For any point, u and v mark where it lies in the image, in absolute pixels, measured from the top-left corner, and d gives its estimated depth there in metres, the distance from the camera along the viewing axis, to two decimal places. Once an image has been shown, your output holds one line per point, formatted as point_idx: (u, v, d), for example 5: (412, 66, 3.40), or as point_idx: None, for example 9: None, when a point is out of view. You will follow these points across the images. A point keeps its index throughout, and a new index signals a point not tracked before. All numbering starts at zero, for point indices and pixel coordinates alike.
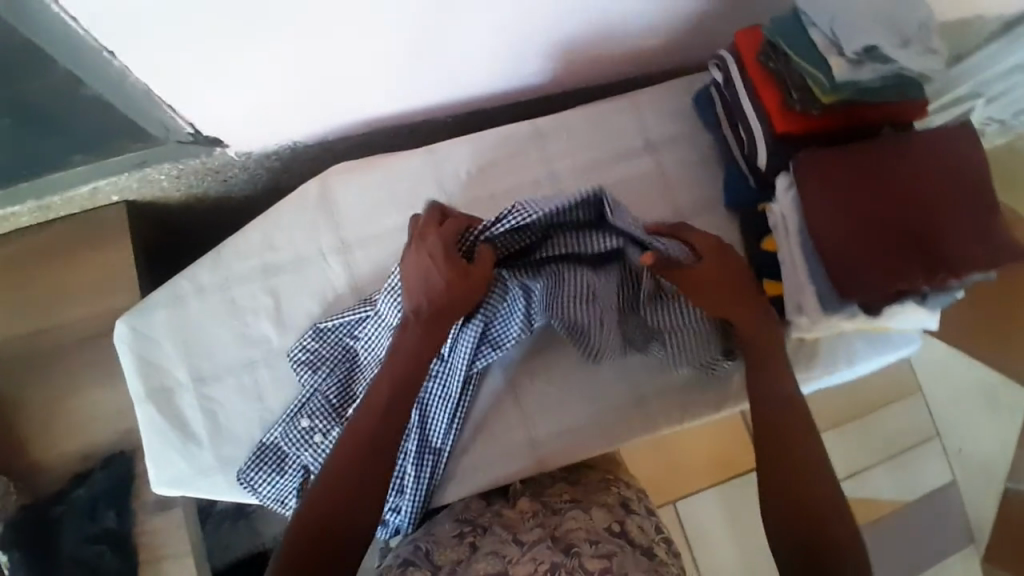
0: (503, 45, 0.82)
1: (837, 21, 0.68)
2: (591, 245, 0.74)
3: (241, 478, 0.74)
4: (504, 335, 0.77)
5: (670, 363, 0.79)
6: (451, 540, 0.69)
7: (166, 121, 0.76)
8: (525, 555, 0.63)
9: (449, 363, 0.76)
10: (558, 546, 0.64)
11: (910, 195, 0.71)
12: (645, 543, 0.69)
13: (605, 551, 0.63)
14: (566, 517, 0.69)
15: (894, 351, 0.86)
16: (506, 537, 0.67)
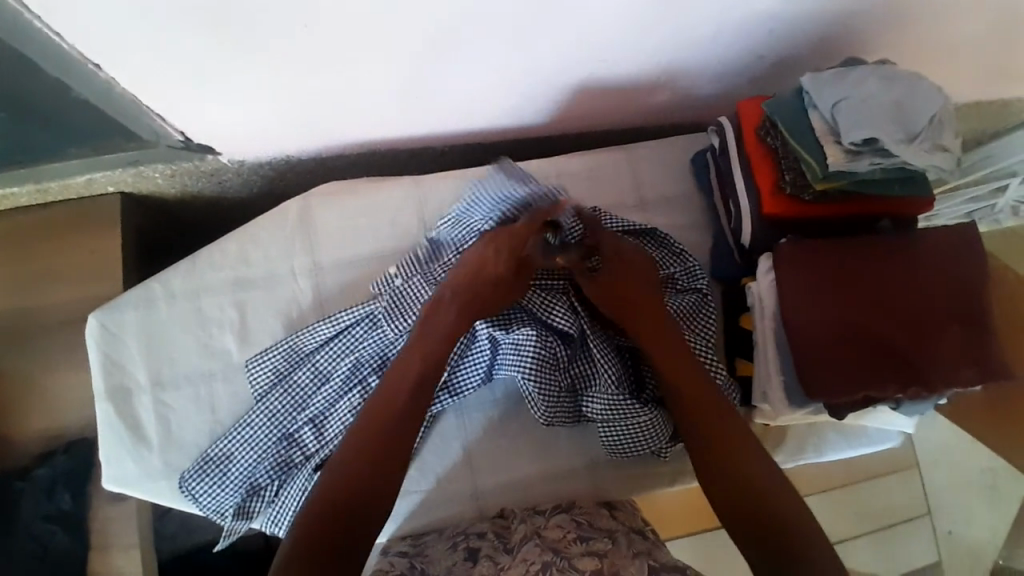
0: (501, 85, 0.81)
1: (838, 108, 0.66)
2: (551, 313, 0.75)
3: (183, 486, 0.74)
4: (464, 382, 0.78)
5: (621, 447, 0.78)
6: (445, 546, 0.73)
7: (156, 129, 0.77)
8: (517, 559, 0.68)
9: None
10: (547, 546, 0.69)
11: (896, 296, 0.68)
12: (637, 521, 0.76)
13: (595, 550, 0.68)
14: (552, 522, 0.73)
15: (866, 445, 0.82)
16: (498, 544, 0.72)
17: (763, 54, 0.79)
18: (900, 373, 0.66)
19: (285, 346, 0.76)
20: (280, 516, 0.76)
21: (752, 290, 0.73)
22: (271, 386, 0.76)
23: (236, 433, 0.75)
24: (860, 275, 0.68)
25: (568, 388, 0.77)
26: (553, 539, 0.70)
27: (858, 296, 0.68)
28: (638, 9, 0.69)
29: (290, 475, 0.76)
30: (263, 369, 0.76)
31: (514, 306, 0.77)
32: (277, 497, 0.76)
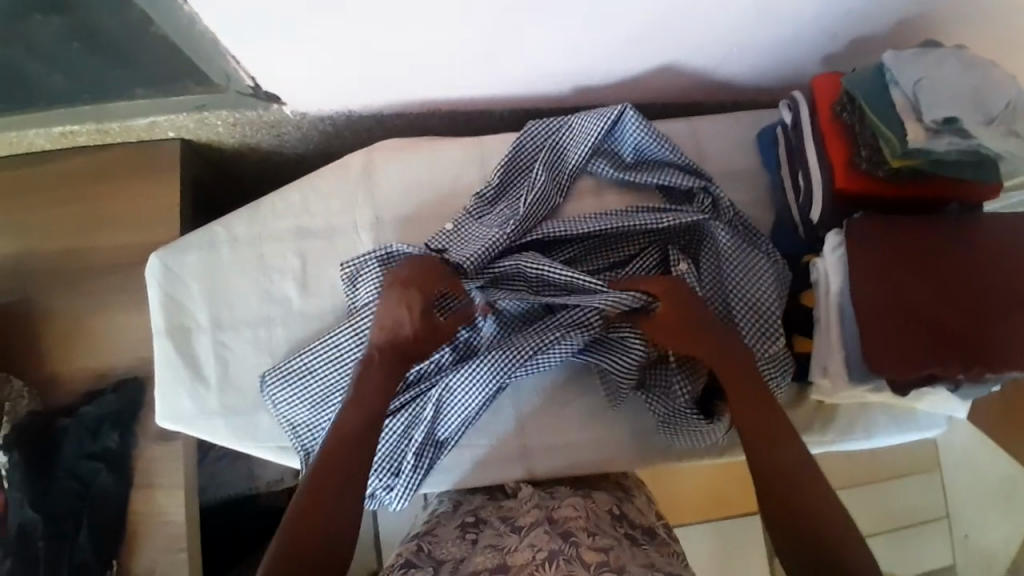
0: (572, 54, 0.81)
1: (921, 85, 0.65)
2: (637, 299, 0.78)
3: (264, 388, 0.75)
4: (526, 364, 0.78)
5: (670, 436, 0.78)
6: (453, 536, 0.70)
7: (230, 71, 0.77)
8: (524, 542, 0.65)
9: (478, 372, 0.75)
10: (557, 531, 0.65)
11: (967, 277, 0.67)
12: (645, 524, 0.75)
13: (603, 543, 0.64)
14: (564, 504, 0.71)
15: (916, 431, 0.82)
16: (504, 527, 0.69)
17: (839, 33, 0.78)
18: (966, 352, 0.66)
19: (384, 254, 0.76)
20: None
21: (818, 266, 0.74)
22: (368, 305, 0.75)
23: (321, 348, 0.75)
24: (931, 253, 0.68)
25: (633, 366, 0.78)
26: (564, 521, 0.67)
27: (927, 275, 0.68)
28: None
29: None
30: (355, 285, 0.76)
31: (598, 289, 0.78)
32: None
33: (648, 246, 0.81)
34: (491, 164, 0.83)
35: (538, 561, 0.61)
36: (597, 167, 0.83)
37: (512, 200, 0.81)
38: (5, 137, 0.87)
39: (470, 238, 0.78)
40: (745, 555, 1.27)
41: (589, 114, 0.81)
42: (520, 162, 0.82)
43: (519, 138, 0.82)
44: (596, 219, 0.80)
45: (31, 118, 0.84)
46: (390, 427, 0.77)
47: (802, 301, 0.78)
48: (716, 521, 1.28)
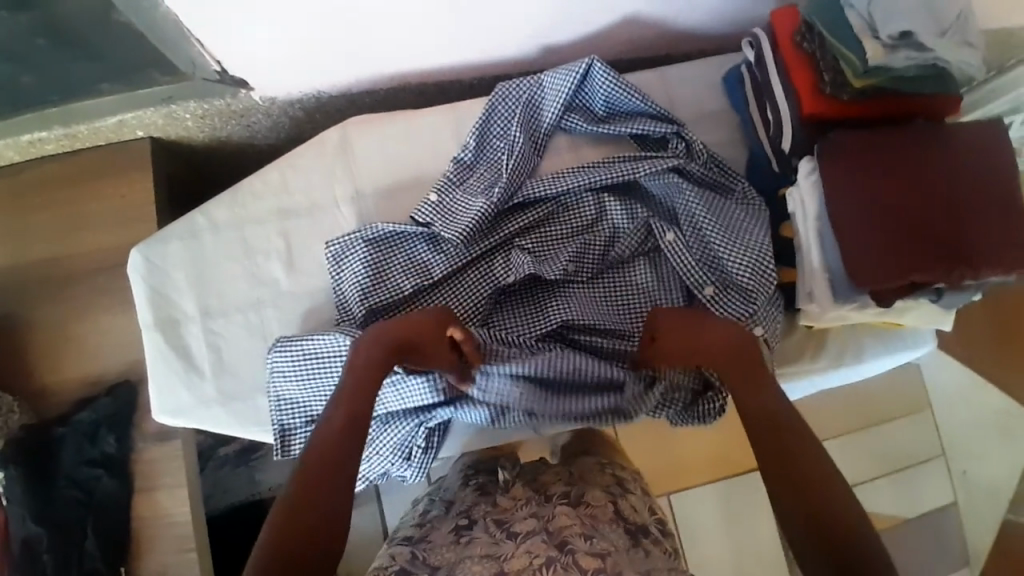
0: (535, 15, 0.82)
1: (875, 3, 0.68)
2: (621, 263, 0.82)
3: (274, 362, 0.74)
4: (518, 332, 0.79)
5: (675, 420, 0.80)
6: (446, 541, 0.67)
7: (195, 57, 0.76)
8: (521, 548, 0.61)
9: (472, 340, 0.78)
10: (554, 541, 0.62)
11: (937, 186, 0.70)
12: (639, 519, 0.72)
13: (600, 548, 0.61)
14: (558, 510, 0.67)
15: (903, 351, 0.84)
16: (498, 534, 0.65)
17: None
18: (944, 256, 0.68)
19: (368, 232, 0.78)
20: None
21: (795, 195, 0.76)
22: (357, 291, 0.77)
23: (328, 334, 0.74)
24: (901, 166, 0.70)
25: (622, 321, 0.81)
26: (561, 527, 0.64)
27: (899, 189, 0.70)
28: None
29: None
30: (340, 266, 0.77)
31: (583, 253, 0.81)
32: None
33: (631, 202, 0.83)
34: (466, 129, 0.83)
35: (536, 566, 0.58)
36: (570, 122, 0.84)
37: (491, 165, 0.82)
38: None
39: (455, 207, 0.79)
40: (751, 508, 1.29)
41: (558, 70, 0.82)
42: (495, 125, 0.82)
43: (492, 100, 0.82)
44: (575, 172, 0.81)
45: None
46: (409, 419, 0.76)
47: (781, 232, 0.80)
48: (719, 480, 1.29)
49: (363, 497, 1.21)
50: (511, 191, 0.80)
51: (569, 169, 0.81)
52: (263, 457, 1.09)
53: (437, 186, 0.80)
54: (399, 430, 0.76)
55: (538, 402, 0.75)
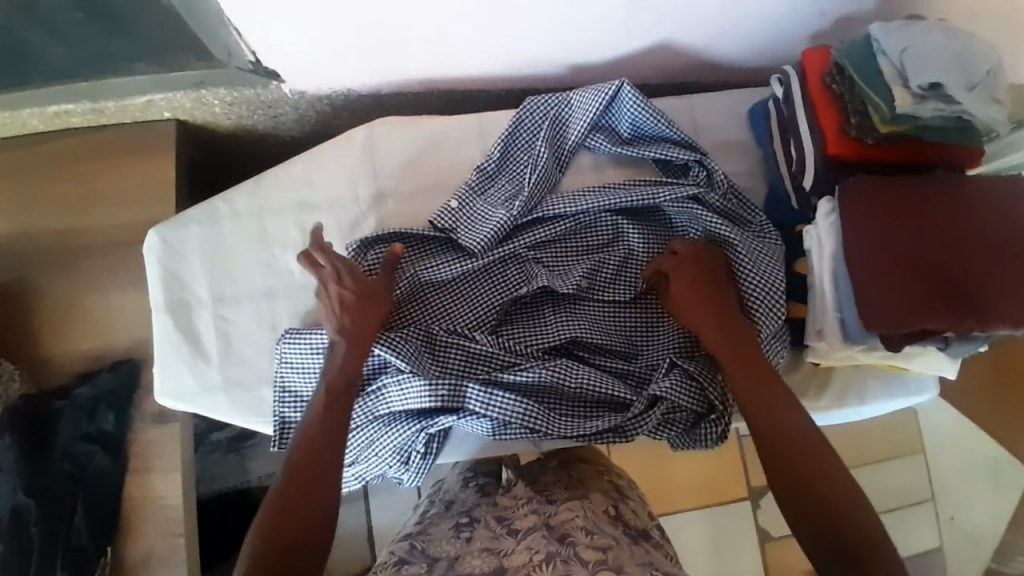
0: (569, 33, 0.83)
1: (908, 53, 0.69)
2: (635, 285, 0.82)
3: (281, 349, 0.75)
4: (526, 344, 0.79)
5: (674, 441, 0.80)
6: (446, 537, 0.68)
7: (232, 46, 0.77)
8: (521, 544, 0.63)
9: (480, 351, 0.78)
10: (553, 535, 0.64)
11: (953, 236, 0.70)
12: (639, 525, 0.74)
13: (601, 543, 0.63)
14: (561, 508, 0.69)
15: (906, 396, 0.84)
16: (501, 529, 0.67)
17: (823, 11, 0.82)
18: (955, 306, 0.68)
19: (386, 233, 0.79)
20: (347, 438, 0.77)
21: (812, 232, 0.76)
22: None
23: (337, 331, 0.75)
24: (919, 214, 0.71)
25: (631, 345, 0.81)
26: (561, 525, 0.65)
27: (915, 235, 0.70)
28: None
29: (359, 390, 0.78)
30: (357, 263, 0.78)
31: (598, 275, 0.81)
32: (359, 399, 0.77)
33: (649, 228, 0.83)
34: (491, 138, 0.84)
35: (536, 562, 0.60)
36: (595, 142, 0.85)
37: (513, 177, 0.83)
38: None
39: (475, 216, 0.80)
40: (736, 537, 1.29)
41: (587, 90, 0.83)
42: (520, 138, 0.83)
43: (519, 113, 0.83)
44: (596, 192, 0.81)
45: (25, 97, 0.84)
46: (409, 421, 0.76)
47: (795, 268, 0.80)
48: (707, 508, 1.30)
49: (350, 495, 1.21)
50: (531, 204, 0.81)
51: (592, 190, 0.81)
52: (255, 445, 1.08)
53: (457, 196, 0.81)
54: (400, 432, 0.76)
55: (538, 415, 0.75)
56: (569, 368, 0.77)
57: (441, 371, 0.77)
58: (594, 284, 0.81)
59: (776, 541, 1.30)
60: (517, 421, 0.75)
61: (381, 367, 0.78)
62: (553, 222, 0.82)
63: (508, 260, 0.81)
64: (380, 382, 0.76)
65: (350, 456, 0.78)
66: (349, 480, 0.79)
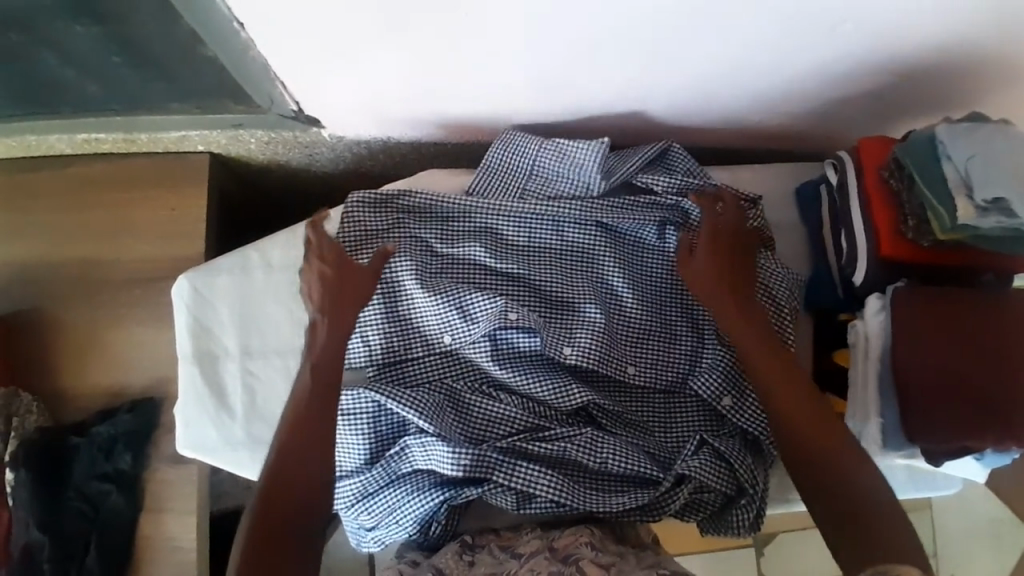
0: (620, 98, 0.81)
1: (973, 162, 0.66)
2: (667, 356, 0.79)
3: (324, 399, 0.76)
4: (550, 408, 0.76)
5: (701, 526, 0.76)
6: (453, 551, 0.71)
7: (274, 94, 0.75)
8: (524, 567, 0.65)
9: (505, 414, 0.75)
10: (556, 557, 0.66)
11: (1003, 351, 0.69)
12: (643, 541, 0.73)
13: (606, 558, 0.65)
14: (566, 531, 0.69)
15: (933, 490, 0.82)
16: (503, 555, 0.69)
17: (883, 95, 0.80)
18: (1001, 426, 0.67)
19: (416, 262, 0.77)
20: (369, 503, 0.73)
21: (857, 327, 0.75)
22: (391, 330, 0.77)
23: (361, 392, 0.74)
24: (967, 325, 0.70)
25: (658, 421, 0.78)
26: (564, 546, 0.67)
27: (964, 346, 0.69)
28: (779, 33, 0.68)
29: (379, 449, 0.76)
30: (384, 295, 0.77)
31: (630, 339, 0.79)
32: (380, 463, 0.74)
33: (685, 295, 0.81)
34: (518, 166, 0.81)
35: None
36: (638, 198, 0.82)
37: (541, 226, 0.80)
38: (26, 140, 0.85)
39: (499, 272, 0.79)
40: None
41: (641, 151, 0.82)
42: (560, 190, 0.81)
43: (554, 156, 0.80)
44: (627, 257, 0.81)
45: (58, 125, 0.82)
46: (428, 493, 0.72)
47: (835, 358, 0.79)
48: (721, 551, 1.31)
49: None
50: (563, 262, 0.80)
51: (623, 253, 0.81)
52: None
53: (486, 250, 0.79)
54: (422, 502, 0.72)
55: (565, 490, 0.71)
56: (594, 438, 0.73)
57: (464, 433, 0.74)
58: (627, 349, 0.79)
59: None
60: (541, 494, 0.71)
61: (402, 429, 0.76)
62: (581, 278, 0.80)
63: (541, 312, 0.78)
64: (402, 442, 0.74)
65: (368, 522, 0.74)
66: (369, 543, 0.75)
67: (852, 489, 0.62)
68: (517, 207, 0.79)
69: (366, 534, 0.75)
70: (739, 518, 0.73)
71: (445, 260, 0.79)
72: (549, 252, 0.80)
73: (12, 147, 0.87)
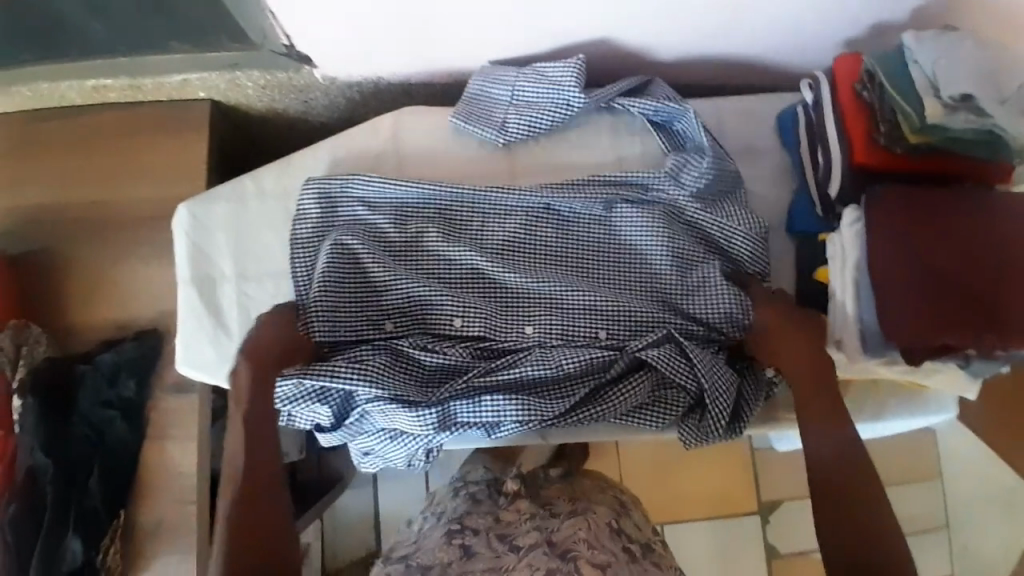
0: (599, 30, 0.83)
1: (939, 64, 0.68)
2: (609, 300, 0.78)
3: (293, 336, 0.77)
4: (497, 350, 0.77)
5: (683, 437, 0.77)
6: (439, 544, 0.71)
7: (266, 29, 0.80)
8: (522, 561, 0.66)
9: (456, 363, 0.76)
10: (555, 552, 0.67)
11: (978, 255, 0.69)
12: (641, 538, 0.77)
13: (601, 559, 0.67)
14: (565, 524, 0.72)
15: (922, 414, 0.84)
16: (499, 547, 0.69)
17: (860, 18, 0.81)
18: (979, 325, 0.67)
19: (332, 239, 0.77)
20: (358, 426, 0.76)
21: (835, 241, 0.75)
22: (320, 304, 0.76)
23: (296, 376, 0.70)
24: (943, 231, 0.70)
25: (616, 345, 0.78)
26: (563, 540, 0.69)
27: (942, 250, 0.70)
28: None
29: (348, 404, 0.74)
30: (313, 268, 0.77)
31: (572, 285, 0.79)
32: (343, 426, 0.76)
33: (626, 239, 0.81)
34: (498, 97, 0.84)
35: None
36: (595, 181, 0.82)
37: (480, 206, 0.81)
38: (40, 88, 0.91)
39: (424, 238, 0.79)
40: (742, 550, 1.26)
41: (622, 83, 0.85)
42: (537, 105, 0.83)
43: (533, 82, 0.83)
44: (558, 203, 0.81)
45: (67, 70, 0.88)
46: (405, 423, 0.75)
47: (816, 276, 0.79)
48: (719, 517, 1.27)
49: (357, 478, 1.22)
50: (491, 221, 0.81)
51: (555, 204, 0.81)
52: None
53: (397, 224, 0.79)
54: (403, 446, 0.75)
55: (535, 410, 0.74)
56: (544, 354, 0.76)
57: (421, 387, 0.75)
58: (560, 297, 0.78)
59: (783, 555, 1.26)
60: (509, 418, 0.73)
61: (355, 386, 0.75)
62: (513, 236, 0.80)
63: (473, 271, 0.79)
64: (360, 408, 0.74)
65: (365, 447, 0.77)
66: (367, 463, 0.79)
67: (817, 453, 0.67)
68: (451, 189, 0.80)
69: (364, 457, 0.79)
70: (713, 409, 0.74)
71: (387, 243, 0.79)
72: (489, 228, 0.80)
73: (28, 97, 0.93)
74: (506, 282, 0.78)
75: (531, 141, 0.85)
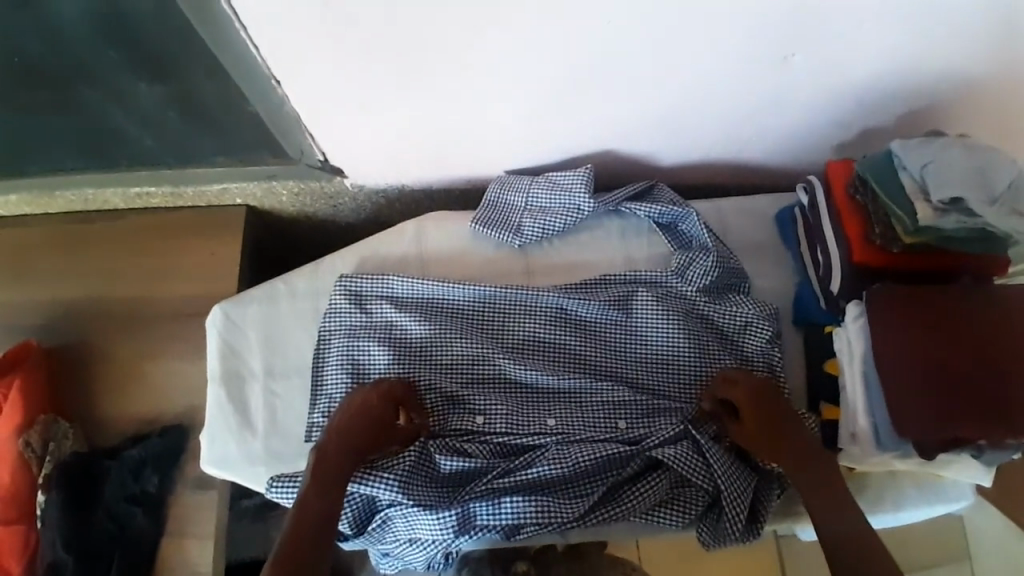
0: (607, 140, 0.90)
1: (927, 170, 0.72)
2: (624, 397, 0.80)
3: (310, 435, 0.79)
4: (516, 448, 0.79)
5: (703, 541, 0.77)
6: None
7: (304, 146, 0.88)
8: None
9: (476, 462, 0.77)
10: None
11: (980, 346, 0.71)
12: None
13: None
14: None
15: (944, 505, 0.82)
16: None
17: (848, 123, 0.88)
18: (988, 416, 0.69)
19: (355, 342, 0.82)
20: (379, 533, 0.76)
21: (842, 335, 0.78)
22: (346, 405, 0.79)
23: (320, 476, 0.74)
24: (945, 323, 0.72)
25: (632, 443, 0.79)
26: None
27: (944, 342, 0.72)
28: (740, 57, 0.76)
29: (364, 511, 0.76)
30: (337, 367, 0.81)
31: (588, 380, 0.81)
32: (365, 532, 0.76)
33: (640, 334, 0.83)
34: (513, 202, 0.90)
35: None
36: (608, 281, 0.86)
37: (500, 306, 0.84)
38: (88, 194, 0.98)
39: (444, 337, 0.82)
40: None
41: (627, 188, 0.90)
42: (551, 211, 0.89)
43: (546, 188, 0.89)
44: (572, 302, 0.84)
45: (115, 179, 0.95)
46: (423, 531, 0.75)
47: (825, 368, 0.81)
48: None
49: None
50: (508, 319, 0.84)
51: (569, 303, 0.84)
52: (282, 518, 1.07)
53: (417, 322, 0.83)
54: (424, 552, 0.75)
55: (553, 511, 0.74)
56: (562, 450, 0.77)
57: (440, 491, 0.76)
58: (577, 393, 0.81)
59: None
60: (528, 520, 0.74)
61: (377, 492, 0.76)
62: (530, 334, 0.84)
63: (491, 368, 0.81)
64: (384, 514, 0.75)
65: (386, 548, 0.77)
66: (389, 565, 0.79)
67: (833, 537, 0.61)
68: (474, 291, 0.84)
69: (385, 560, 0.79)
70: (729, 510, 0.75)
71: (409, 345, 0.82)
72: (508, 327, 0.84)
73: (75, 202, 1.00)
74: (523, 379, 0.81)
75: (544, 243, 0.90)
